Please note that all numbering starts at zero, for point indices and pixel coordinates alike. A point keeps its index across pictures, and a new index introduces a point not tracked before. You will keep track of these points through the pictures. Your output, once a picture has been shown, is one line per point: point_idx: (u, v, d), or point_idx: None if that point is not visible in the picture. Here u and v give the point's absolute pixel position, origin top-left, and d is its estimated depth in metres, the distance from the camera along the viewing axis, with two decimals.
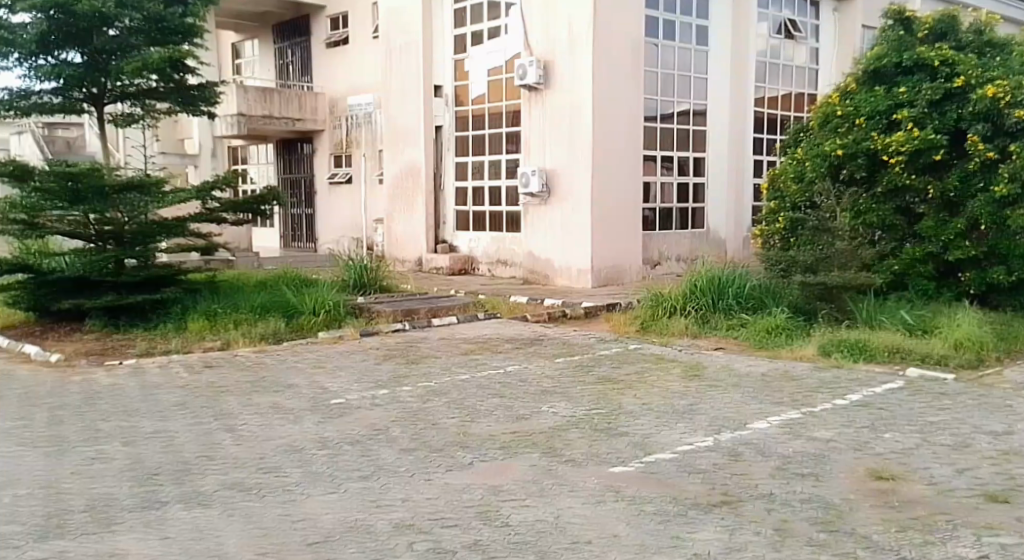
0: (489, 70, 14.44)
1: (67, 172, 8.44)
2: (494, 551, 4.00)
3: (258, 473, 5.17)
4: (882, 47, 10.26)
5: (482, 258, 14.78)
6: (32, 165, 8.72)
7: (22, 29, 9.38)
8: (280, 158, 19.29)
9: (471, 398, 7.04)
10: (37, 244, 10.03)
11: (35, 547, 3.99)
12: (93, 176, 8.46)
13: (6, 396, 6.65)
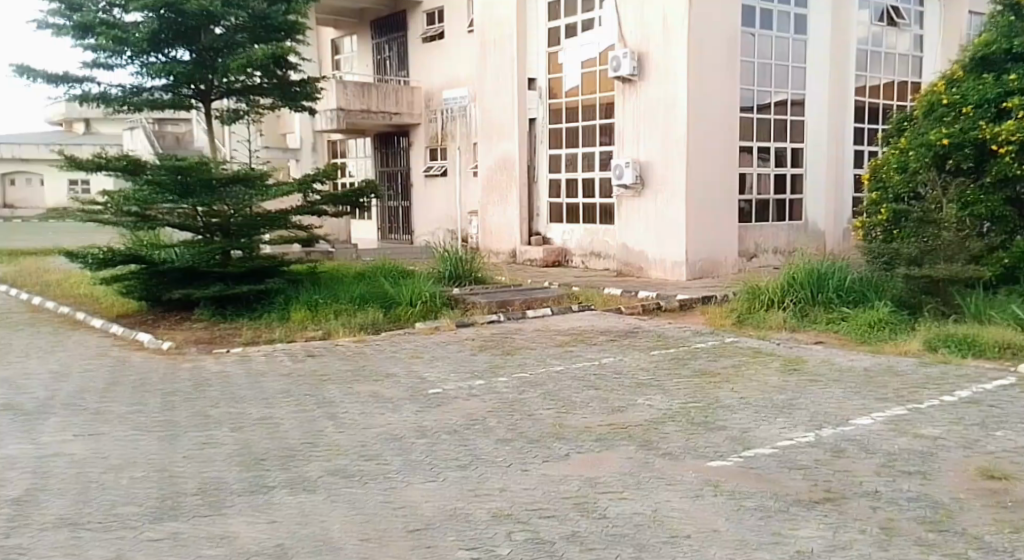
0: (583, 62, 14.28)
1: (176, 166, 8.77)
2: (592, 543, 3.91)
3: (359, 460, 5.23)
4: (991, 33, 9.74)
5: (576, 250, 14.67)
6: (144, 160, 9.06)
7: (134, 27, 9.71)
8: (378, 152, 19.67)
9: (566, 389, 6.96)
10: (150, 236, 10.50)
11: (150, 527, 4.13)
12: (201, 169, 8.77)
13: (125, 382, 6.96)
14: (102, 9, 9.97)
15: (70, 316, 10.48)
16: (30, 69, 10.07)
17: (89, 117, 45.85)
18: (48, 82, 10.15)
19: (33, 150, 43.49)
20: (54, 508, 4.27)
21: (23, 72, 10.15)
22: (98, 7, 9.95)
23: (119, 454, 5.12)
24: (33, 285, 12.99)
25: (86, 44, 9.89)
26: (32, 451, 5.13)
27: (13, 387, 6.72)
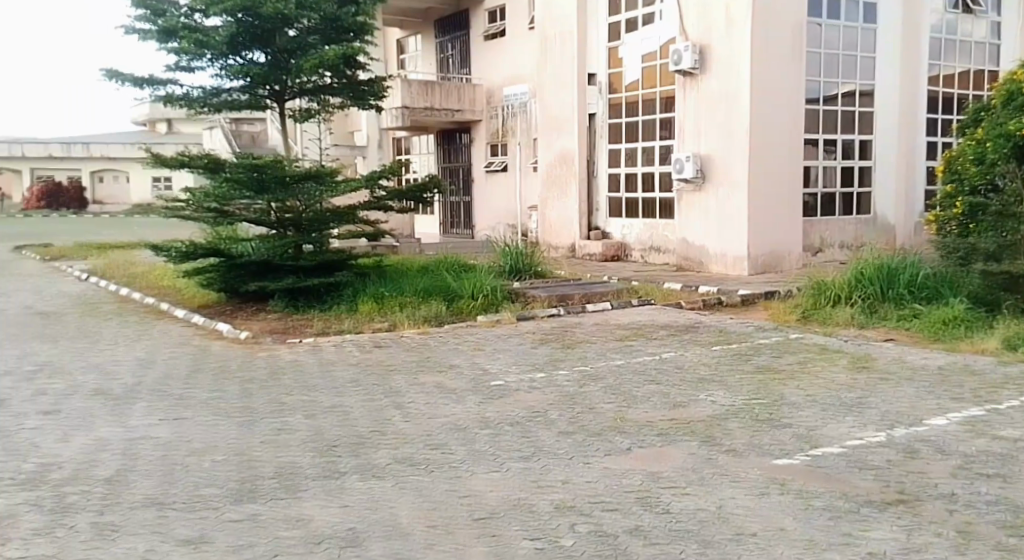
0: (643, 56, 14.20)
1: (252, 164, 9.06)
2: (655, 537, 3.94)
3: (425, 448, 5.36)
4: None
5: (635, 244, 14.62)
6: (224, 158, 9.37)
7: (215, 31, 10.03)
8: (440, 148, 19.90)
9: (627, 383, 6.98)
10: (227, 230, 10.89)
11: (231, 508, 4.31)
12: (277, 167, 9.06)
13: (204, 369, 7.24)
14: (183, 14, 10.29)
15: (153, 306, 10.91)
16: (117, 72, 10.46)
17: (171, 117, 47.73)
18: (135, 86, 10.57)
19: (121, 150, 45.75)
20: (142, 488, 4.49)
21: (113, 77, 10.57)
22: (180, 13, 10.28)
23: (200, 439, 5.35)
24: (121, 276, 13.63)
25: (170, 48, 10.21)
26: (121, 434, 5.40)
27: (102, 373, 7.06)
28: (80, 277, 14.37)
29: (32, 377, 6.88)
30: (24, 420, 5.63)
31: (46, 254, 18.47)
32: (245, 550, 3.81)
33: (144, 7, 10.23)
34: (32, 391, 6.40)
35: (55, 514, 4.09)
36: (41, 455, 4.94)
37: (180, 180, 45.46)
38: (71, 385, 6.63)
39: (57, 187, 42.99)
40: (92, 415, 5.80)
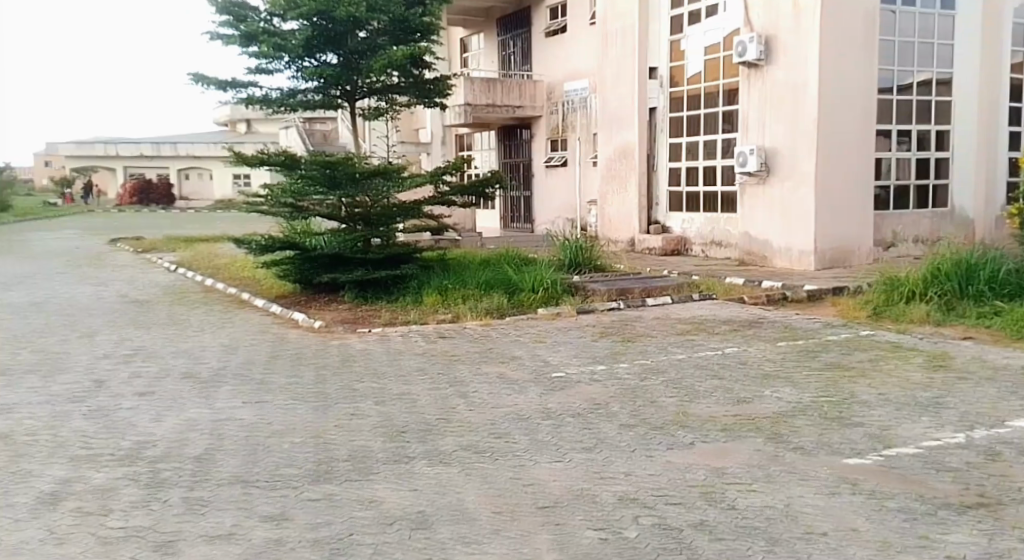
0: (705, 49, 14.12)
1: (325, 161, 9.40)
2: (720, 532, 4.01)
3: (489, 437, 5.52)
4: None
5: (695, 239, 14.58)
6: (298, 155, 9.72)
7: (292, 35, 10.44)
8: (501, 144, 20.09)
9: (689, 377, 7.04)
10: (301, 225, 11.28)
11: (310, 487, 4.54)
12: (348, 165, 9.37)
13: (283, 356, 7.56)
14: (263, 19, 10.79)
15: (235, 296, 11.37)
16: (204, 76, 10.98)
17: (250, 117, 49.47)
18: (220, 90, 11.02)
19: (204, 148, 47.57)
20: (228, 466, 4.76)
21: (199, 81, 11.04)
22: (260, 18, 10.77)
23: (280, 421, 5.62)
24: (205, 267, 14.25)
25: (250, 52, 10.65)
26: (209, 414, 5.71)
27: (190, 357, 7.44)
28: (169, 268, 15.05)
29: (127, 360, 7.30)
30: (122, 400, 6.00)
31: (139, 247, 19.39)
32: (323, 528, 4.01)
33: (227, 14, 10.76)
34: (128, 373, 6.81)
35: (151, 488, 4.38)
36: (138, 433, 5.27)
37: (259, 176, 47.01)
38: (163, 368, 7.02)
39: (149, 184, 44.81)
40: (181, 396, 6.14)
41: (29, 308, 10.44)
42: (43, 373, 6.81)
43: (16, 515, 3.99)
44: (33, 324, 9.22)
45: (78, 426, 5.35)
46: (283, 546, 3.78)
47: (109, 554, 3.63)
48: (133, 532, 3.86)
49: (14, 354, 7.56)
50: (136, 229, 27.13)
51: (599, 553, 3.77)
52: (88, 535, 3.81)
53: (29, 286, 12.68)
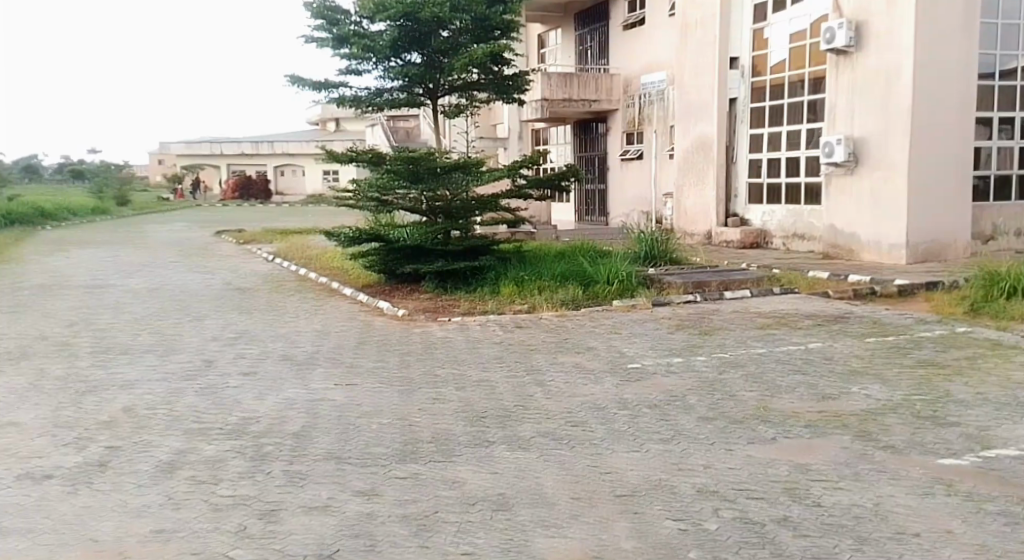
0: (791, 36, 13.95)
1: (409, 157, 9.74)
2: (805, 528, 4.01)
3: (566, 425, 5.71)
4: None
5: (776, 231, 14.48)
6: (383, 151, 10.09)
7: (380, 36, 11.01)
8: (577, 137, 20.23)
9: (770, 372, 7.11)
10: (385, 218, 11.69)
11: (398, 467, 4.81)
12: (430, 160, 9.70)
13: (371, 341, 7.94)
14: (353, 22, 11.38)
15: (326, 285, 11.88)
16: (298, 77, 11.60)
17: (340, 116, 51.10)
18: (313, 90, 11.61)
19: (300, 146, 49.34)
20: (323, 443, 5.09)
21: (293, 83, 11.60)
22: (350, 21, 11.39)
23: (369, 403, 5.94)
24: (299, 256, 14.91)
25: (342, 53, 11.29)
26: (305, 394, 6.09)
27: (288, 341, 7.89)
28: (267, 258, 15.77)
29: (232, 342, 7.79)
30: (228, 379, 6.44)
31: (238, 238, 20.33)
32: (410, 505, 4.26)
33: (321, 18, 11.42)
34: (233, 354, 7.29)
35: (254, 461, 4.74)
36: (243, 409, 5.68)
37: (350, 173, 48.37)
38: (264, 350, 7.47)
39: (248, 179, 46.65)
40: (280, 377, 6.55)
41: (142, 293, 11.18)
42: (159, 352, 7.35)
43: (139, 481, 4.40)
44: (146, 308, 9.89)
45: (190, 402, 5.80)
46: (374, 519, 4.05)
47: (218, 520, 3.97)
48: (240, 501, 4.20)
49: (132, 334, 8.16)
50: (240, 222, 28.51)
51: (680, 543, 3.85)
52: (200, 502, 4.17)
53: (142, 273, 13.53)
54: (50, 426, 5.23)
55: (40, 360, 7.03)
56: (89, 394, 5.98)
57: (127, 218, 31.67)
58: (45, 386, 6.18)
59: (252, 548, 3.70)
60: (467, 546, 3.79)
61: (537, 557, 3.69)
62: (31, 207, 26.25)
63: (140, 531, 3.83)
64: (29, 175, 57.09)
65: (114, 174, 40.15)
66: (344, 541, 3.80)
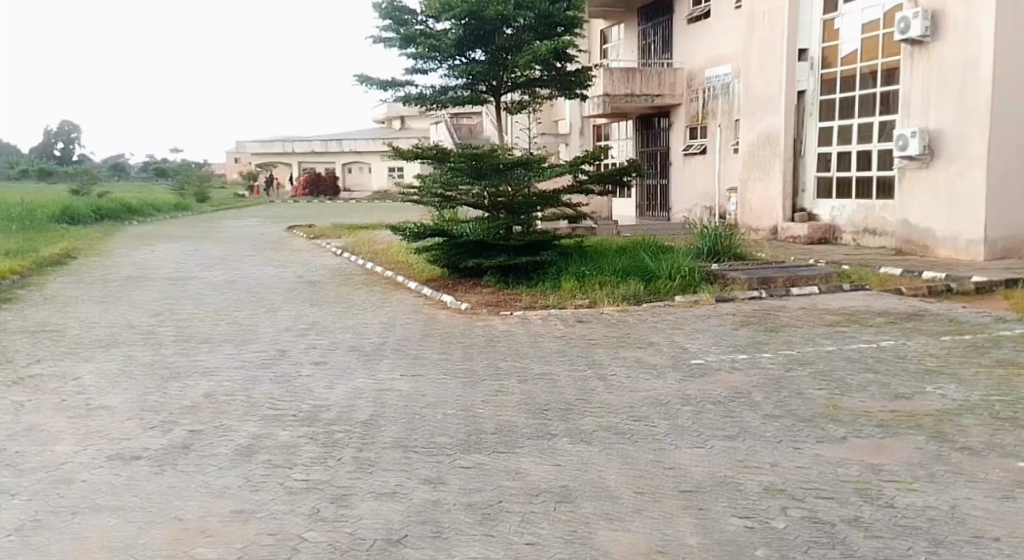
0: (864, 26, 13.68)
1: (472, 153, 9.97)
2: (878, 529, 3.96)
3: (629, 419, 5.73)
4: None
5: (845, 227, 14.23)
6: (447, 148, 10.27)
7: (445, 35, 11.30)
8: (639, 133, 20.15)
9: (839, 369, 7.03)
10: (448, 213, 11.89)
11: (463, 457, 4.93)
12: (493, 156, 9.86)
13: (435, 334, 8.12)
14: (419, 22, 11.68)
15: (392, 278, 12.14)
16: (366, 77, 11.91)
17: (405, 114, 51.87)
18: (380, 90, 11.90)
19: (367, 144, 50.20)
20: (390, 432, 5.26)
21: (361, 82, 11.90)
22: (416, 21, 11.65)
23: (433, 394, 6.10)
24: (366, 251, 15.25)
25: (409, 53, 11.61)
26: (372, 384, 6.28)
27: (356, 332, 8.13)
28: (336, 252, 16.18)
29: (304, 333, 8.06)
30: (301, 368, 6.69)
31: (308, 232, 20.89)
32: (475, 493, 4.38)
33: (389, 18, 11.76)
34: (305, 344, 7.55)
35: (326, 447, 4.94)
36: (315, 397, 5.90)
37: (416, 170, 49.04)
38: (334, 341, 7.72)
39: (318, 176, 47.80)
40: (349, 367, 6.76)
41: (220, 285, 11.63)
42: (237, 341, 7.67)
43: (219, 463, 4.63)
44: (224, 299, 10.31)
45: (266, 389, 6.05)
46: (440, 507, 4.18)
47: (292, 502, 4.17)
48: (313, 484, 4.40)
49: (211, 324, 8.53)
50: (313, 217, 29.26)
51: (746, 540, 3.85)
52: (276, 484, 4.37)
53: (220, 266, 14.08)
54: (138, 409, 5.54)
55: (127, 347, 7.41)
56: (173, 380, 6.28)
57: (207, 213, 32.80)
58: (132, 372, 6.53)
59: (324, 530, 3.87)
60: (531, 536, 3.87)
61: (600, 549, 3.75)
62: (118, 202, 27.44)
63: (220, 510, 4.05)
64: (114, 173, 59.68)
65: (193, 172, 41.59)
66: (412, 527, 3.94)
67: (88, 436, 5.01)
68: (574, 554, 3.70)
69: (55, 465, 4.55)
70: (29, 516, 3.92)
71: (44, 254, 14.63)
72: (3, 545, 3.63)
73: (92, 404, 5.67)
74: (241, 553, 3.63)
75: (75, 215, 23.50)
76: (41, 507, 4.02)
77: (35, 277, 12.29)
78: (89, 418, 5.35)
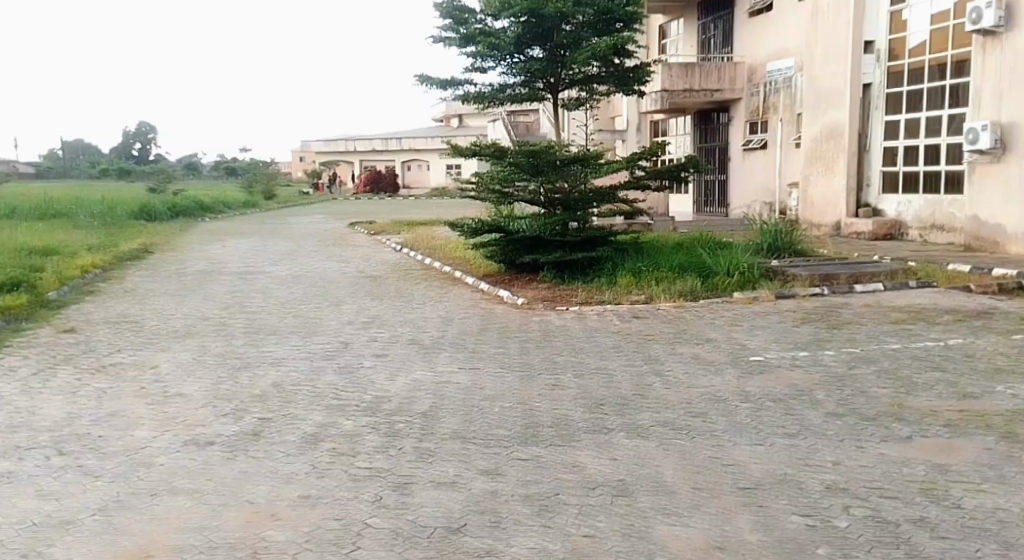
0: (933, 17, 13.38)
1: (530, 150, 10.07)
2: (946, 530, 3.92)
3: (686, 415, 5.73)
4: None
5: (912, 222, 13.93)
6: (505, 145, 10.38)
7: (504, 33, 11.44)
8: (697, 128, 20.00)
9: (905, 368, 6.90)
10: (505, 209, 12.02)
11: (521, 449, 5.01)
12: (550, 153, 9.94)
13: (493, 328, 8.24)
14: (478, 20, 11.84)
15: (450, 274, 12.32)
16: (426, 76, 12.13)
17: (463, 112, 52.22)
18: (440, 88, 12.10)
19: (425, 141, 50.63)
20: (450, 423, 5.39)
21: (421, 81, 12.07)
22: (476, 20, 11.81)
23: (491, 387, 6.21)
24: (425, 246, 15.50)
25: (468, 52, 11.74)
26: (432, 377, 6.42)
27: (416, 326, 8.29)
28: (396, 248, 16.47)
29: (366, 326, 8.26)
30: (364, 360, 6.88)
31: (369, 229, 21.31)
32: (533, 485, 4.46)
33: (450, 18, 11.96)
34: (367, 337, 7.74)
35: (388, 437, 5.09)
36: (376, 389, 6.07)
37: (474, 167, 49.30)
38: (395, 334, 7.89)
39: (378, 174, 48.47)
40: (409, 360, 6.92)
41: (286, 279, 11.97)
42: (303, 334, 7.90)
43: (287, 450, 4.82)
44: (289, 293, 10.63)
45: (330, 380, 6.24)
46: (499, 497, 4.28)
47: (356, 489, 4.32)
48: (376, 473, 4.54)
49: (278, 317, 8.81)
50: (377, 213, 29.75)
51: (807, 539, 3.85)
52: (341, 472, 4.54)
53: (286, 261, 14.47)
54: (211, 397, 5.79)
55: (200, 338, 7.71)
56: (243, 370, 6.53)
57: (273, 209, 33.62)
58: (205, 362, 6.80)
59: (387, 517, 4.01)
60: (588, 529, 3.94)
61: (657, 544, 3.80)
62: (192, 199, 28.35)
63: (289, 495, 4.22)
64: (185, 172, 61.60)
65: (259, 171, 42.64)
66: (471, 516, 4.05)
67: (165, 422, 5.26)
68: (632, 548, 3.75)
69: (135, 449, 4.79)
70: (113, 496, 4.15)
71: (123, 249, 15.26)
72: (89, 524, 3.86)
73: (169, 391, 5.94)
74: (308, 536, 3.79)
75: (152, 211, 24.40)
76: (123, 488, 4.25)
77: (115, 271, 12.84)
78: (165, 405, 5.61)
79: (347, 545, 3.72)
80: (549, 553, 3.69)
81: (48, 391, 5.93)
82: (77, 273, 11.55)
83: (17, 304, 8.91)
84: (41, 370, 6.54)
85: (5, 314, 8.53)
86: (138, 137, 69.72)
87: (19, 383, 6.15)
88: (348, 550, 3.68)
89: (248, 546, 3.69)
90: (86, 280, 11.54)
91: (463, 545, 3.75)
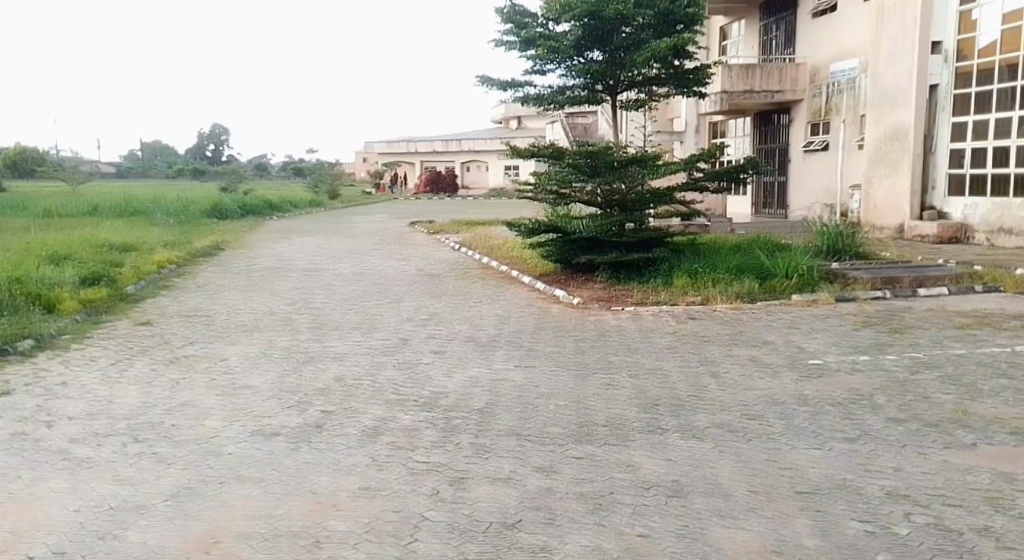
0: (1005, 16, 13.03)
1: (588, 152, 10.13)
2: (1011, 541, 3.85)
3: (742, 417, 5.69)
4: None
5: (979, 226, 13.53)
6: (564, 146, 10.46)
7: (564, 37, 11.52)
8: (757, 129, 19.78)
9: (971, 374, 6.73)
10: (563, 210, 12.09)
11: (575, 447, 5.05)
12: (608, 154, 10.04)
13: (548, 327, 8.32)
14: (540, 24, 11.93)
15: (507, 273, 12.40)
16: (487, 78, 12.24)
17: (521, 114, 52.52)
18: (500, 90, 12.19)
19: (485, 143, 50.92)
20: (505, 420, 5.48)
21: (482, 83, 12.23)
22: (537, 24, 11.92)
23: (545, 385, 6.28)
24: (482, 246, 15.60)
25: (529, 55, 11.85)
26: (488, 374, 6.53)
27: (474, 323, 8.42)
28: (456, 247, 16.58)
29: (426, 323, 8.41)
30: (422, 356, 7.03)
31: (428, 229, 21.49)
32: (587, 483, 4.51)
33: (511, 22, 12.06)
34: (426, 334, 7.88)
35: (445, 432, 5.21)
36: (434, 385, 6.19)
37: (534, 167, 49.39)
38: (453, 331, 8.02)
39: (438, 175, 48.97)
40: (467, 357, 7.02)
41: (349, 276, 12.20)
42: (364, 330, 8.08)
43: (348, 442, 4.97)
44: (350, 289, 10.87)
45: (390, 376, 6.38)
46: (553, 495, 4.34)
47: (415, 483, 4.42)
48: (434, 467, 4.65)
49: (341, 313, 9.03)
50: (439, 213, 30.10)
51: (866, 545, 3.82)
52: (400, 465, 4.66)
53: (350, 259, 14.76)
54: (277, 390, 5.98)
55: (267, 332, 7.96)
56: (306, 364, 6.72)
57: (338, 209, 34.24)
58: (271, 355, 7.02)
59: (444, 511, 4.10)
60: (643, 529, 3.97)
61: (712, 545, 3.82)
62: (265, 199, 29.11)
63: (349, 487, 4.35)
64: (257, 171, 63.35)
65: (325, 171, 43.53)
66: (525, 512, 4.12)
67: (234, 413, 5.46)
68: (687, 549, 3.78)
69: (208, 439, 4.99)
70: (184, 483, 4.34)
71: (197, 246, 15.78)
72: (161, 509, 4.04)
73: (238, 383, 6.15)
74: (369, 528, 3.90)
75: (224, 210, 25.13)
76: (194, 475, 4.44)
77: (190, 267, 13.32)
78: (234, 396, 5.82)
79: (406, 537, 3.83)
80: (604, 552, 3.74)
81: (125, 381, 6.21)
82: (153, 267, 12.02)
83: (98, 297, 9.34)
84: (118, 360, 6.83)
85: (86, 307, 8.95)
86: (207, 138, 71.75)
87: (99, 373, 6.44)
88: (407, 542, 3.78)
89: (311, 535, 3.83)
90: (162, 274, 12.00)
91: (517, 541, 3.82)
